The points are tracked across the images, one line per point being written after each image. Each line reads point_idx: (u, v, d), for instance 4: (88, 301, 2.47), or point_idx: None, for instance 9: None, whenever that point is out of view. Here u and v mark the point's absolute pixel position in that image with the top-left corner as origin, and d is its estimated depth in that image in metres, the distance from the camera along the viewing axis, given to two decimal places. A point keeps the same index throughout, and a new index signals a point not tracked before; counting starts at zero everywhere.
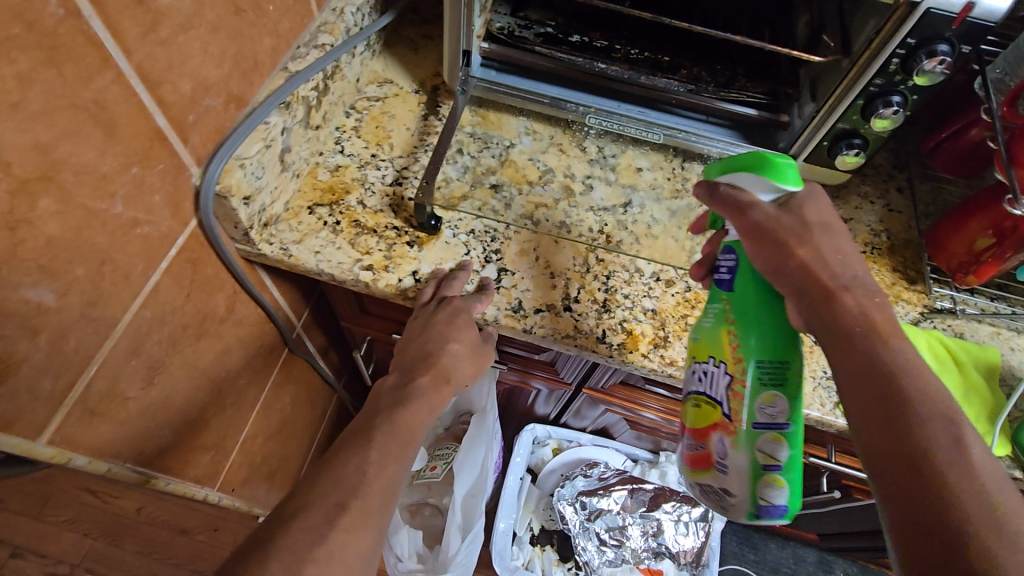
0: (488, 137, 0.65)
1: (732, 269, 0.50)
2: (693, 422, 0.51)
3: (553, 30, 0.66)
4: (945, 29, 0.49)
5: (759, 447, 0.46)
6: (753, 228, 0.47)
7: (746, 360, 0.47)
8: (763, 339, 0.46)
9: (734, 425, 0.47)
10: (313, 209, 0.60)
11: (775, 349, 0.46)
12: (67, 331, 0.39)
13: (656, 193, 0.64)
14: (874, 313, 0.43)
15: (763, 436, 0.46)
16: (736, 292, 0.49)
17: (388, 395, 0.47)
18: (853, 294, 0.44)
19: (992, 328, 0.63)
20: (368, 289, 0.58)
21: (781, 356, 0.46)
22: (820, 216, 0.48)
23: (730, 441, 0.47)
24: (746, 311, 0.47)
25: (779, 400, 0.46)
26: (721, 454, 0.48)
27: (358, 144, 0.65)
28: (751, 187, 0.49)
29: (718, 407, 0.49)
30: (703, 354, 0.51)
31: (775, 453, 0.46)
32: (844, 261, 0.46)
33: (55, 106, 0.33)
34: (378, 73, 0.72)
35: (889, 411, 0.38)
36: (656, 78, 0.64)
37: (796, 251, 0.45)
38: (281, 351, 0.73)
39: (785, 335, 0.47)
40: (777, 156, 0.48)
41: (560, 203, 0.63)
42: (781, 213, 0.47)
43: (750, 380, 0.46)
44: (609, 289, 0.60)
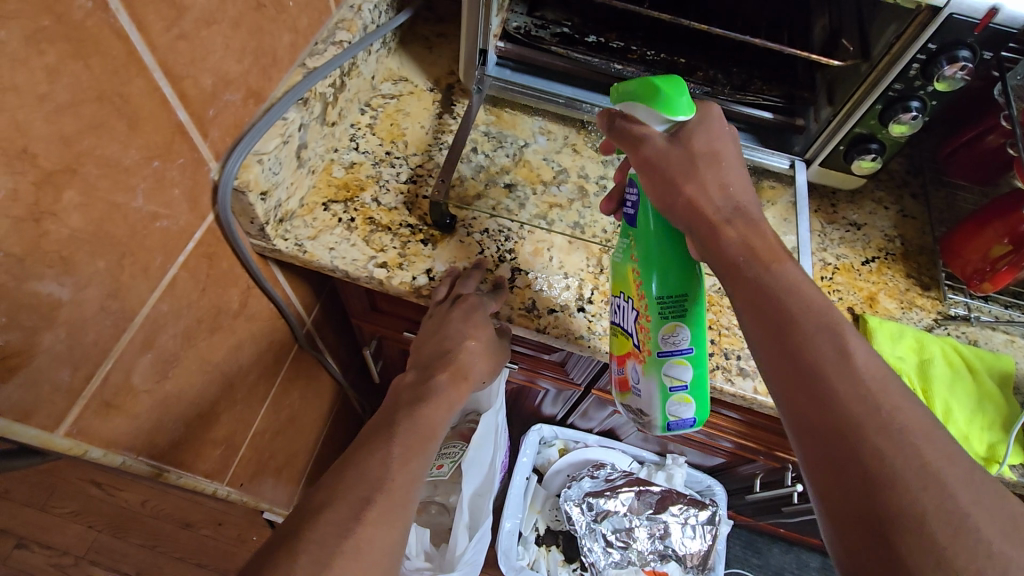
0: (502, 137, 0.65)
1: (634, 205, 0.48)
2: (612, 348, 0.53)
3: (569, 30, 0.66)
4: (968, 35, 0.49)
5: (665, 372, 0.48)
6: (644, 163, 0.45)
7: (648, 294, 0.47)
8: (664, 270, 0.46)
9: (643, 353, 0.48)
10: (328, 206, 0.60)
11: (676, 279, 0.46)
12: (86, 324, 0.39)
13: None
14: (756, 241, 0.42)
15: (668, 362, 0.47)
16: (637, 226, 0.48)
17: (405, 393, 0.47)
18: (736, 227, 0.43)
19: (1006, 336, 0.62)
20: (382, 286, 0.58)
21: (682, 286, 0.46)
22: (707, 145, 0.45)
23: (640, 368, 0.49)
24: (644, 242, 0.47)
25: (681, 329, 0.47)
26: (634, 379, 0.50)
27: (373, 141, 0.65)
28: (644, 118, 0.45)
29: (630, 338, 0.50)
30: (617, 288, 0.51)
31: (680, 374, 0.48)
32: (729, 194, 0.44)
33: (82, 99, 0.34)
34: (393, 70, 0.72)
35: (803, 379, 0.37)
36: None
37: (683, 187, 0.43)
38: (291, 347, 0.73)
39: (685, 264, 0.46)
40: (665, 82, 0.43)
41: (574, 204, 0.63)
42: (671, 147, 0.44)
43: (652, 313, 0.47)
44: None
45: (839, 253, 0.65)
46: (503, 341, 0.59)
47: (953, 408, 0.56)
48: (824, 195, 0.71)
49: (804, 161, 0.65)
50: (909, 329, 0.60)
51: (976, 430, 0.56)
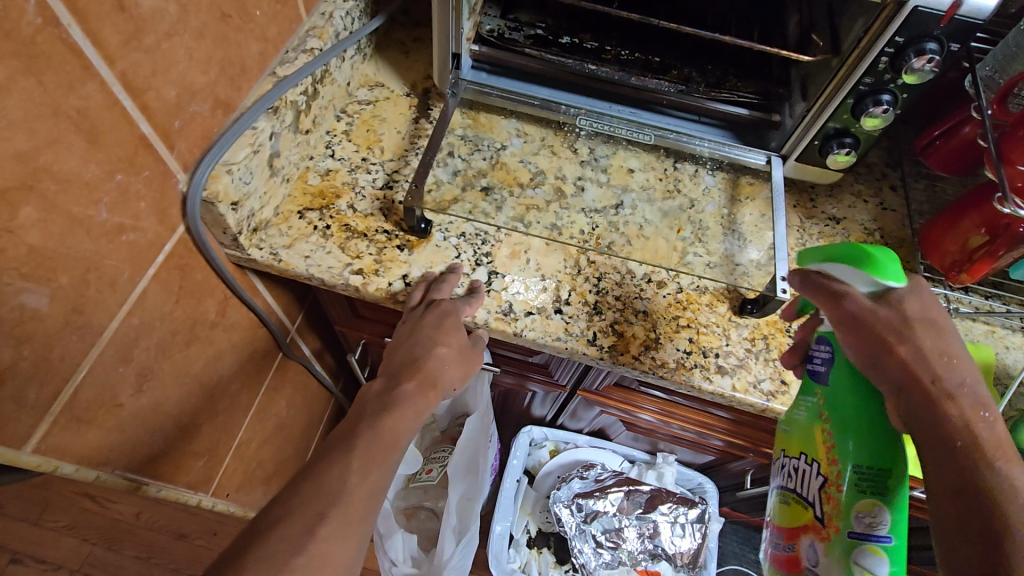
0: (479, 140, 0.65)
1: (828, 361, 0.48)
2: (783, 520, 0.48)
3: (543, 31, 0.66)
4: (934, 27, 0.49)
5: (856, 559, 0.41)
6: (851, 318, 0.45)
7: (842, 461, 0.44)
8: (860, 438, 0.43)
9: (827, 529, 0.43)
10: (303, 214, 0.60)
11: (876, 454, 0.43)
12: (52, 340, 0.39)
13: (648, 194, 0.64)
14: (981, 431, 0.41)
15: (859, 546, 0.41)
16: (833, 386, 0.47)
17: (375, 397, 0.47)
18: (959, 403, 0.42)
19: (987, 327, 0.62)
20: (358, 293, 0.57)
21: (885, 462, 0.43)
22: (926, 314, 0.45)
23: (822, 547, 0.44)
24: (846, 407, 0.45)
25: (882, 510, 0.42)
26: (813, 560, 0.44)
27: (349, 148, 0.65)
28: (849, 279, 0.46)
29: (809, 509, 0.46)
30: (797, 450, 0.49)
31: (874, 567, 0.41)
32: (950, 364, 0.44)
33: (36, 114, 0.33)
34: (369, 76, 0.72)
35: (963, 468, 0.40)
36: (647, 79, 0.64)
37: (896, 349, 0.43)
38: (275, 355, 0.73)
39: (888, 440, 0.43)
40: (874, 249, 0.45)
41: (552, 205, 0.63)
42: (879, 307, 0.45)
43: (846, 485, 0.43)
44: (600, 290, 0.60)
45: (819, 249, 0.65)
46: (478, 347, 0.58)
47: None
48: (803, 189, 0.71)
49: (780, 157, 0.65)
50: None
51: None
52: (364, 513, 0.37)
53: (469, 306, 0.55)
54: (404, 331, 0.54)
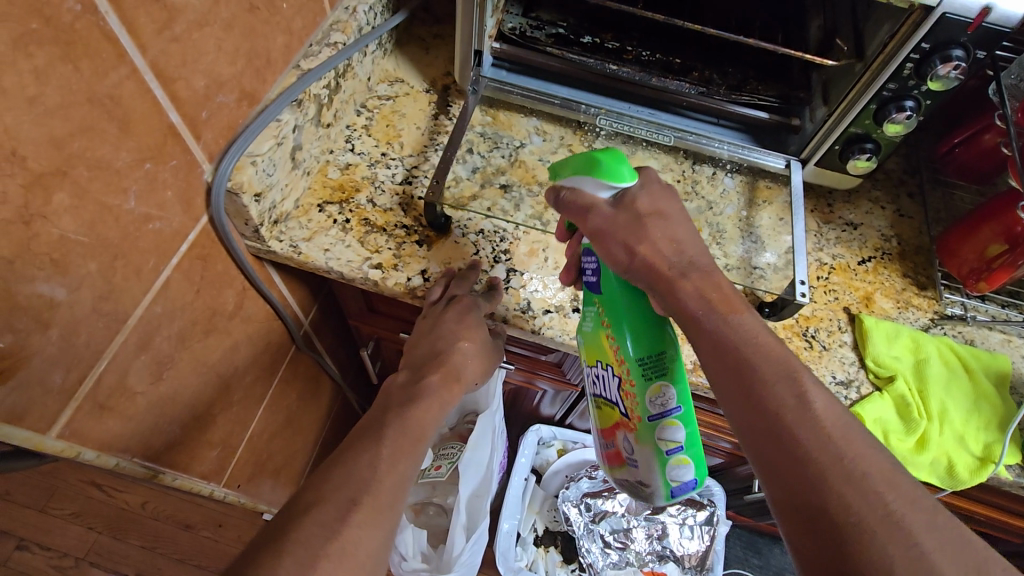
0: (498, 137, 0.65)
1: (595, 271, 0.49)
2: (601, 423, 0.53)
3: (564, 30, 0.66)
4: (961, 34, 0.49)
5: (659, 435, 0.47)
6: (596, 229, 0.45)
7: (627, 359, 0.47)
8: (639, 329, 0.46)
9: (632, 421, 0.49)
10: (323, 207, 0.60)
11: (651, 341, 0.46)
12: (79, 326, 0.39)
13: None
14: (712, 294, 0.43)
15: (659, 425, 0.47)
16: (606, 292, 0.48)
17: (398, 390, 0.47)
18: (691, 280, 0.43)
19: (1003, 336, 0.62)
20: (377, 287, 0.58)
21: (658, 344, 0.47)
22: (653, 205, 0.46)
23: (632, 437, 0.49)
24: (621, 307, 0.47)
25: (667, 388, 0.46)
26: (629, 449, 0.50)
27: (368, 143, 0.65)
28: (589, 189, 0.46)
29: (616, 407, 0.50)
30: (592, 358, 0.52)
31: (674, 437, 0.47)
32: (679, 246, 0.45)
33: (72, 101, 0.34)
34: (389, 72, 0.72)
35: (736, 368, 0.40)
36: (667, 80, 0.64)
37: (637, 249, 0.44)
38: (289, 348, 0.73)
39: (658, 324, 0.47)
40: (603, 153, 0.45)
41: None
42: (616, 213, 0.45)
43: (635, 378, 0.47)
44: None
45: (836, 252, 0.65)
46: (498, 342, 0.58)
47: (949, 407, 0.56)
48: (821, 194, 0.70)
49: (800, 161, 0.65)
50: (906, 328, 0.60)
51: (971, 430, 0.56)
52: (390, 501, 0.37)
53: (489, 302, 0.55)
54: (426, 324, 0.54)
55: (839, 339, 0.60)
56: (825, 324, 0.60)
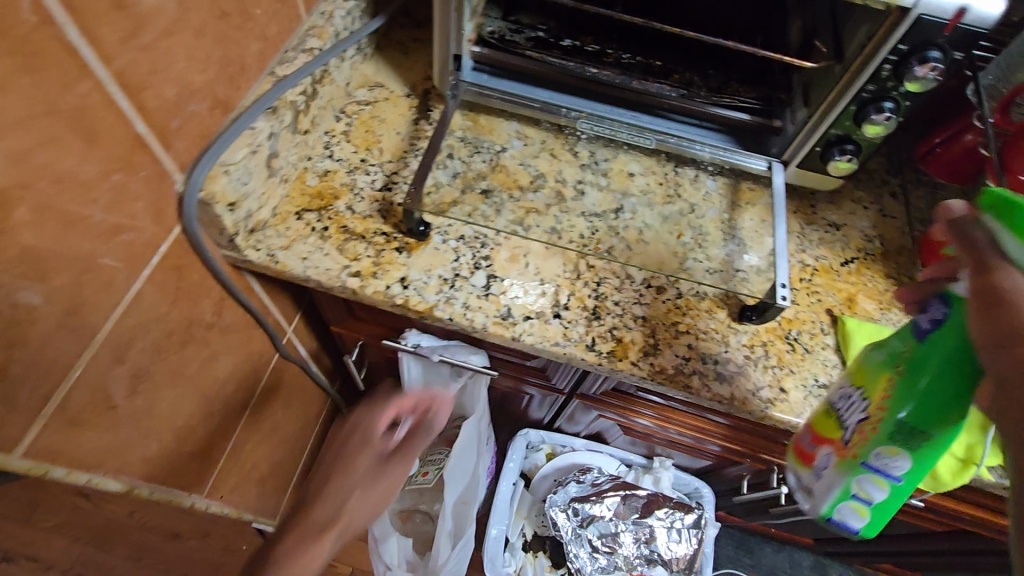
0: (479, 142, 0.65)
1: (934, 322, 0.42)
2: (812, 423, 0.53)
3: (544, 34, 0.66)
4: (937, 35, 0.49)
5: (862, 479, 0.49)
6: (994, 293, 0.36)
7: (889, 410, 0.45)
8: (909, 398, 0.43)
9: (846, 451, 0.49)
10: (301, 214, 0.59)
11: (923, 413, 0.43)
12: (46, 342, 0.39)
13: (648, 199, 0.66)
14: None
15: (862, 473, 0.48)
16: (926, 346, 0.42)
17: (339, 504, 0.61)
18: None
19: None
20: (356, 295, 0.57)
21: (929, 423, 0.44)
22: None
23: (833, 459, 0.50)
24: (930, 372, 0.42)
25: (902, 457, 0.46)
26: (818, 463, 0.52)
27: (347, 149, 0.65)
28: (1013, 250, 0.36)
29: (841, 429, 0.50)
30: (858, 379, 0.49)
31: (871, 490, 0.49)
32: None
33: (34, 113, 0.33)
34: (368, 77, 0.71)
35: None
36: (648, 83, 0.64)
37: None
38: (271, 356, 0.73)
39: (952, 409, 0.43)
40: None
41: (551, 209, 0.63)
42: None
43: (883, 428, 0.45)
44: (599, 295, 0.59)
45: (818, 254, 0.65)
46: None
47: None
48: (802, 196, 0.70)
49: (781, 163, 0.65)
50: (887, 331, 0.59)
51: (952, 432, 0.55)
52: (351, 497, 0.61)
53: None
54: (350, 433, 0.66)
55: (821, 342, 0.60)
56: (807, 326, 0.61)
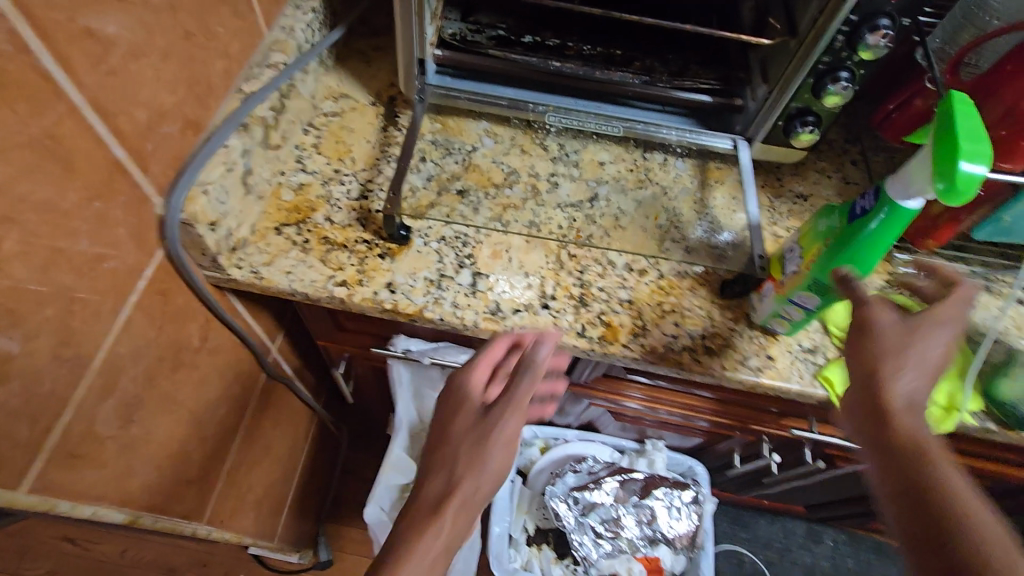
0: (450, 143, 0.67)
1: (867, 209, 0.45)
2: (769, 264, 0.58)
3: (505, 32, 0.67)
4: (885, 4, 0.51)
5: (787, 308, 0.55)
6: (865, 323, 0.47)
7: (814, 265, 0.50)
8: (832, 258, 0.48)
9: (781, 284, 0.54)
10: (280, 230, 0.58)
11: (837, 270, 0.48)
12: (36, 378, 0.38)
13: (621, 184, 0.68)
14: (926, 434, 0.43)
15: (788, 304, 0.54)
16: (852, 226, 0.46)
17: (476, 427, 0.52)
18: (915, 416, 0.44)
19: None
20: (344, 305, 0.56)
21: (840, 279, 0.48)
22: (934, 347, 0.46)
23: (771, 290, 0.56)
24: (855, 248, 0.46)
25: (812, 299, 0.52)
26: (762, 292, 0.58)
27: (319, 161, 0.65)
28: (922, 170, 0.41)
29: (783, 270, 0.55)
30: (805, 234, 0.53)
31: (789, 319, 0.55)
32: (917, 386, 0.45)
33: (11, 144, 0.32)
34: (332, 88, 0.71)
35: (898, 448, 0.43)
36: (611, 73, 0.65)
37: (885, 360, 0.45)
38: (258, 377, 0.72)
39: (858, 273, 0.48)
40: (964, 143, 0.38)
41: (527, 203, 0.65)
42: (892, 329, 0.46)
43: (806, 277, 0.51)
44: (584, 283, 0.60)
45: (790, 225, 0.67)
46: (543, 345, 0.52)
47: None
48: (769, 169, 0.73)
49: (746, 140, 0.67)
50: (863, 291, 0.61)
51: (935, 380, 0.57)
52: (489, 470, 0.50)
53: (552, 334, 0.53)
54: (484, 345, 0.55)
55: None
56: None
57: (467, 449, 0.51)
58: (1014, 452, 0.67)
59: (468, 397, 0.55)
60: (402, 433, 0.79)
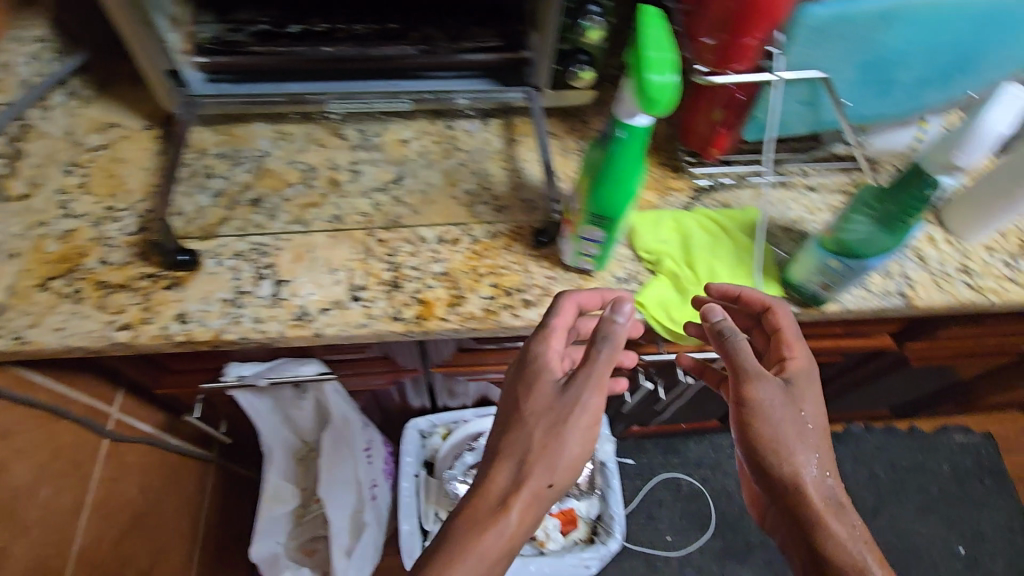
0: (238, 153, 0.63)
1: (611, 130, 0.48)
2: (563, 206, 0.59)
3: (267, 24, 0.62)
4: None
5: (581, 245, 0.55)
6: (745, 399, 0.53)
7: (586, 195, 0.51)
8: (597, 185, 0.49)
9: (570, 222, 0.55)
10: (46, 285, 0.53)
11: (605, 195, 0.49)
12: None
13: (426, 158, 0.66)
14: (830, 517, 0.53)
15: (579, 241, 0.55)
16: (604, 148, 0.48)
17: (558, 403, 0.48)
18: (829, 506, 0.53)
19: (753, 190, 0.68)
20: (132, 348, 0.52)
21: (610, 204, 0.50)
22: (790, 358, 0.55)
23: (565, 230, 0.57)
24: (615, 166, 0.48)
25: (595, 231, 0.53)
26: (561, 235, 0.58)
27: (88, 200, 0.59)
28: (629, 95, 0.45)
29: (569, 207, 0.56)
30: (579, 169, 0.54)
31: (587, 256, 0.56)
32: (802, 414, 0.53)
33: None
34: (97, 118, 0.64)
35: (811, 554, 0.54)
36: (386, 48, 0.63)
37: (810, 492, 0.53)
38: (97, 444, 0.66)
39: (623, 194, 0.49)
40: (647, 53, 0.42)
41: (329, 197, 0.61)
42: (789, 354, 0.55)
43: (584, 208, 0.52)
44: (395, 265, 0.58)
45: None
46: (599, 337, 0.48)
47: (716, 269, 0.61)
48: (574, 113, 0.73)
49: (536, 89, 0.67)
50: (668, 212, 0.64)
51: (737, 279, 0.60)
52: (567, 457, 0.48)
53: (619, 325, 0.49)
54: (552, 306, 0.53)
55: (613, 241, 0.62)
56: None
57: (540, 437, 0.48)
58: (841, 325, 0.72)
59: (548, 368, 0.50)
60: (281, 459, 0.77)
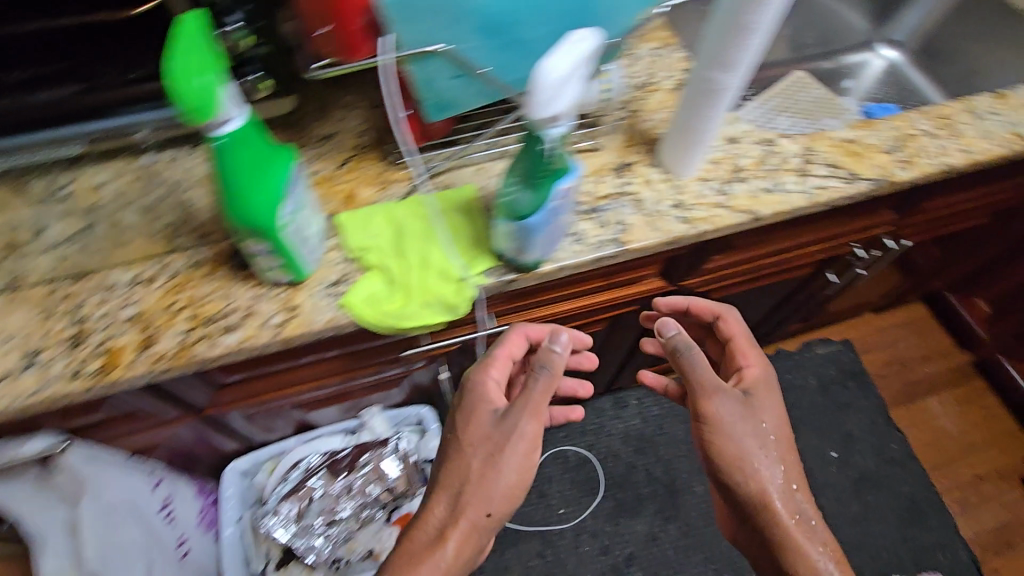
0: None
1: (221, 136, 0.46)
2: None
3: None
4: None
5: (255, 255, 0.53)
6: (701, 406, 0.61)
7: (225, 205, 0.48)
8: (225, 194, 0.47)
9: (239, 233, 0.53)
10: None
11: (236, 204, 0.47)
12: None
13: (123, 199, 0.62)
14: (778, 508, 0.60)
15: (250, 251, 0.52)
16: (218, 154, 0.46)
17: (495, 433, 0.56)
18: (782, 492, 0.61)
19: (476, 166, 0.67)
20: None
21: (245, 213, 0.47)
22: (763, 380, 0.65)
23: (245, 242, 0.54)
24: (233, 172, 0.46)
25: (253, 241, 0.50)
26: None
27: None
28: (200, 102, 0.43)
29: None
30: None
31: (270, 265, 0.54)
32: (764, 435, 0.61)
33: None
34: None
35: (759, 538, 0.62)
36: (38, 97, 0.56)
37: (761, 481, 0.60)
38: None
39: (256, 201, 0.47)
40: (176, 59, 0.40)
41: (5, 261, 0.58)
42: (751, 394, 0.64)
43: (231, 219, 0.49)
44: (79, 319, 0.55)
45: (314, 169, 0.66)
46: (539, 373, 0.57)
47: (428, 254, 0.60)
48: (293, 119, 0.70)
49: None
50: (380, 206, 0.63)
51: (446, 261, 0.60)
52: (499, 486, 0.55)
53: (560, 341, 0.58)
54: (500, 339, 0.64)
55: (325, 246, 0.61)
56: None
57: (477, 466, 0.56)
58: (601, 276, 0.74)
59: (485, 398, 0.59)
60: None
